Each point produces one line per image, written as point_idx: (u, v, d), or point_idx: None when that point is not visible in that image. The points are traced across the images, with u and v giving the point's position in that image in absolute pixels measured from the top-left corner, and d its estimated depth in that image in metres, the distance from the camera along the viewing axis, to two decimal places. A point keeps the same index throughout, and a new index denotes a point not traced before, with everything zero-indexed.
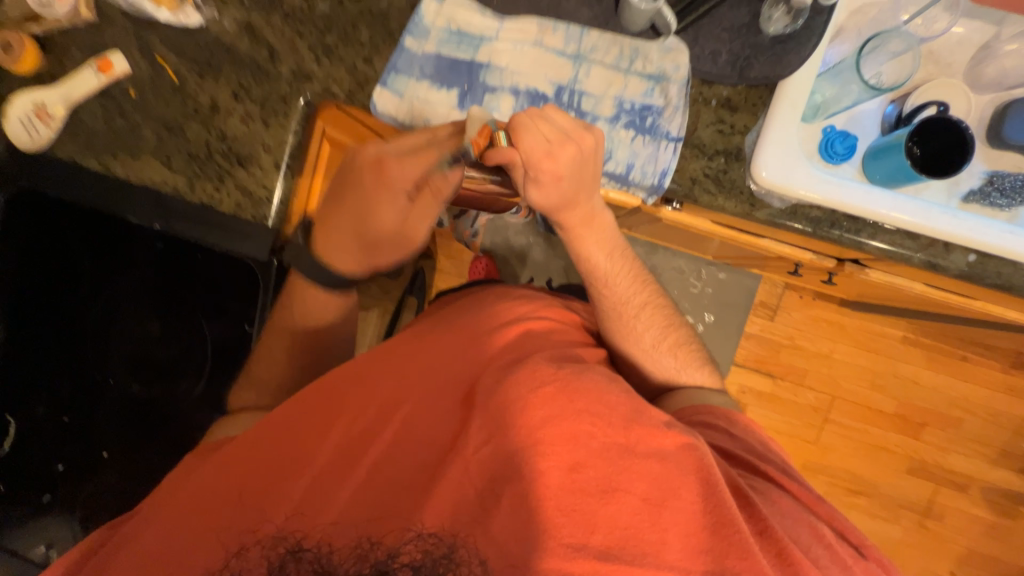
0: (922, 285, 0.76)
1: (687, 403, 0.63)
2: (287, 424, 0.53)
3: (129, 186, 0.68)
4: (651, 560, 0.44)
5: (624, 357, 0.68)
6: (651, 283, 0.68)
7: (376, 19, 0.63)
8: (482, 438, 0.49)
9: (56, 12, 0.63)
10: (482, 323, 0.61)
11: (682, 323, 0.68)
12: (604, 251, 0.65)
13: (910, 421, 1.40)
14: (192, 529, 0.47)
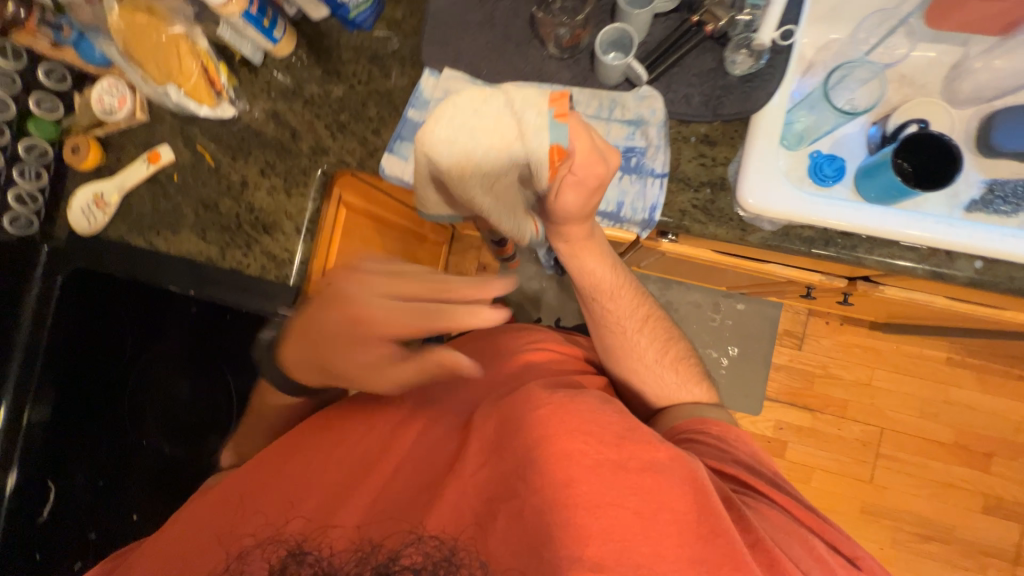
0: (944, 298, 0.74)
1: (680, 420, 0.62)
2: (305, 445, 0.56)
3: (169, 258, 0.76)
4: (644, 572, 0.43)
5: (626, 377, 0.67)
6: (650, 299, 0.68)
7: (383, 97, 0.72)
8: (477, 461, 0.50)
9: (116, 118, 0.74)
10: (484, 362, 0.62)
11: (679, 337, 0.69)
12: (606, 267, 0.64)
13: (973, 451, 1.28)
14: (210, 531, 0.50)
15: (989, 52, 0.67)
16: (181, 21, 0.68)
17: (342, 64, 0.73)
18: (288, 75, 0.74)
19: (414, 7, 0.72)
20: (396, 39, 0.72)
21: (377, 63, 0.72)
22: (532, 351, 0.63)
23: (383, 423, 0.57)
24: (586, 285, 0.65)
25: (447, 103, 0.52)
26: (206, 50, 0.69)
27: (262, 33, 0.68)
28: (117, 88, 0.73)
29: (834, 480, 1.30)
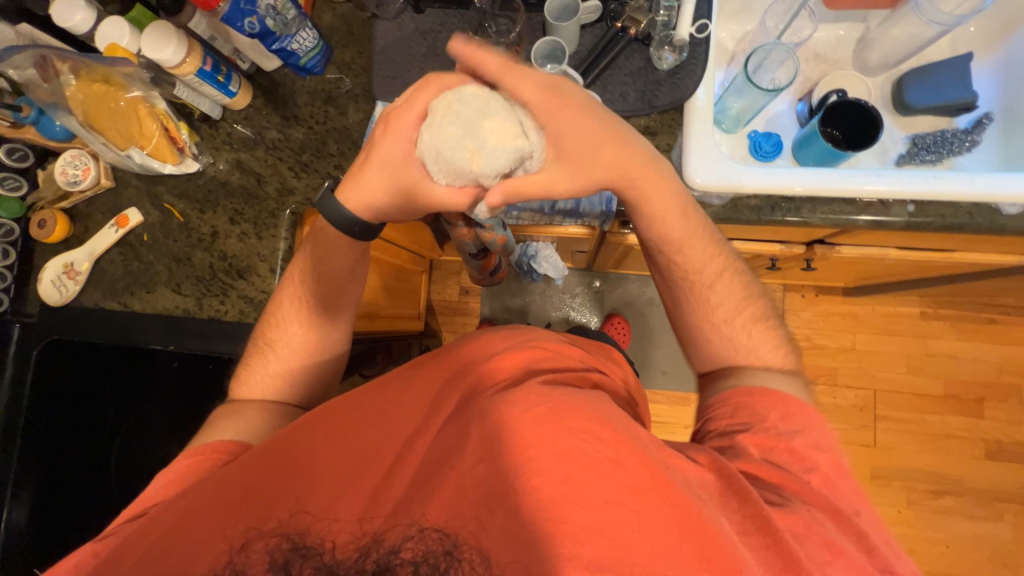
0: (896, 250, 0.79)
1: (740, 394, 0.55)
2: (299, 448, 0.50)
3: (147, 315, 0.76)
4: (639, 567, 0.40)
5: (704, 336, 0.61)
6: (726, 246, 0.62)
7: (342, 133, 0.75)
8: (476, 457, 0.44)
9: (81, 188, 0.76)
10: (476, 351, 0.56)
11: (757, 295, 0.62)
12: (676, 211, 0.58)
13: (964, 399, 1.31)
14: (193, 533, 0.45)
15: (886, 23, 0.74)
16: (139, 86, 0.70)
17: (298, 108, 0.77)
18: (248, 126, 0.77)
19: (362, 48, 0.76)
20: (348, 79, 0.76)
21: (332, 103, 0.76)
22: (533, 334, 0.58)
23: (377, 416, 0.52)
24: (653, 232, 0.59)
25: (454, 99, 0.51)
26: (165, 111, 0.72)
27: (217, 88, 0.71)
28: (80, 159, 0.75)
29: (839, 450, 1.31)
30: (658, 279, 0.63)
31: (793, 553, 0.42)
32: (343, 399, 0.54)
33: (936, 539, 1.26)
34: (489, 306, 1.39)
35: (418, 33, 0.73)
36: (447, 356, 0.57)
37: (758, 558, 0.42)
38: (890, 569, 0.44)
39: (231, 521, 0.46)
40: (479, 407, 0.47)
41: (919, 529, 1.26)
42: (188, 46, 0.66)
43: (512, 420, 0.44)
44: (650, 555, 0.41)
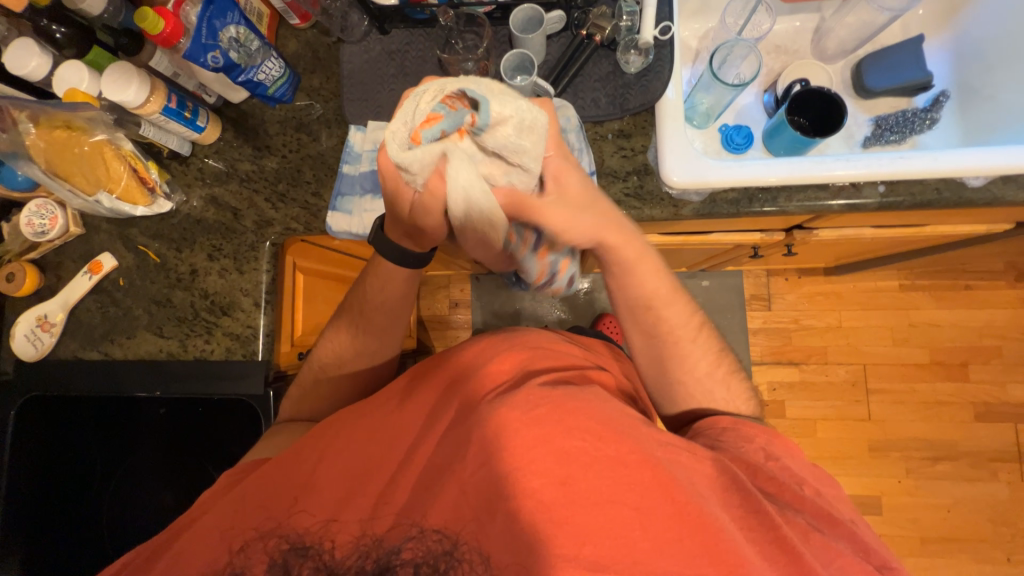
0: (871, 229, 0.81)
1: (728, 420, 0.59)
2: (304, 456, 0.51)
3: (130, 363, 0.74)
4: (642, 569, 0.41)
5: (680, 386, 0.65)
6: (700, 312, 0.67)
7: (317, 160, 0.74)
8: (478, 462, 0.46)
9: (50, 237, 0.74)
10: (477, 356, 0.59)
11: (731, 351, 0.68)
12: (658, 274, 0.63)
13: (950, 364, 1.34)
14: (200, 533, 0.47)
15: (839, 11, 0.77)
16: (103, 129, 0.67)
17: (270, 138, 0.76)
18: (220, 159, 0.76)
19: (329, 73, 0.76)
20: (318, 104, 0.75)
21: (304, 130, 0.75)
22: (527, 334, 0.62)
23: (374, 425, 0.54)
24: (636, 294, 0.63)
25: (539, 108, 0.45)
26: (132, 152, 0.70)
27: (185, 124, 0.70)
28: (46, 208, 0.73)
29: (838, 426, 1.33)
30: (642, 342, 0.66)
31: (793, 545, 0.44)
32: (346, 410, 0.57)
33: (937, 504, 1.28)
34: (482, 315, 1.39)
35: (386, 54, 0.73)
36: (445, 366, 0.59)
37: (759, 551, 0.44)
38: (884, 561, 0.47)
39: (234, 523, 0.47)
40: (479, 416, 0.49)
41: (921, 497, 1.29)
42: (151, 85, 0.65)
43: (514, 421, 0.46)
44: (652, 553, 0.42)
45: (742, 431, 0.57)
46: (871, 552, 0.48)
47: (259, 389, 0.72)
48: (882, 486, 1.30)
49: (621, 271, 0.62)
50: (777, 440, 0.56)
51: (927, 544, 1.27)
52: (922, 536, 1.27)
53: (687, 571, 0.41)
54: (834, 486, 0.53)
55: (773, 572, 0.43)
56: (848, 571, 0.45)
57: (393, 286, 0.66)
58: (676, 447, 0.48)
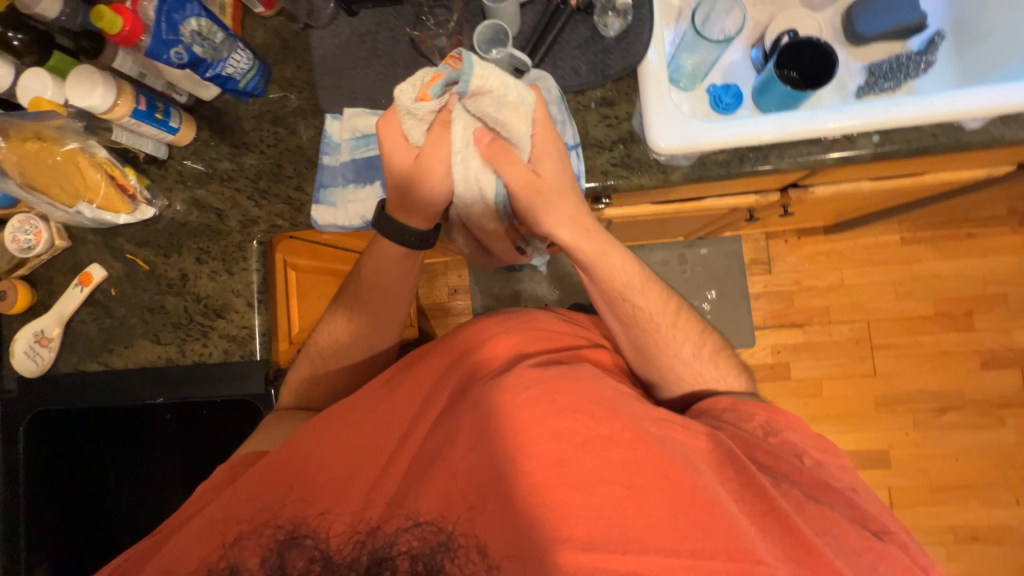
0: (869, 180, 0.79)
1: (727, 400, 0.60)
2: (304, 449, 0.51)
3: (131, 372, 0.74)
4: (636, 545, 0.43)
5: (671, 371, 0.65)
6: (677, 299, 0.68)
7: (297, 153, 0.73)
8: (467, 446, 0.47)
9: (37, 253, 0.73)
10: (468, 339, 0.59)
11: (712, 330, 0.68)
12: (627, 265, 0.64)
13: (954, 315, 1.33)
14: (200, 526, 0.48)
15: None
16: (73, 136, 0.66)
17: (247, 134, 0.74)
18: (198, 160, 0.75)
19: (301, 62, 0.73)
20: (292, 96, 0.73)
21: (280, 123, 0.73)
22: (513, 316, 0.62)
23: (371, 415, 0.54)
24: (610, 281, 0.63)
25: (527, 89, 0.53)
26: (107, 159, 0.69)
27: (157, 126, 0.68)
28: (30, 223, 0.72)
29: (843, 384, 1.33)
30: (623, 332, 0.66)
31: (790, 518, 0.46)
32: (343, 400, 0.56)
33: (944, 453, 1.29)
34: (482, 300, 1.38)
35: (357, 37, 0.70)
36: (444, 355, 0.59)
37: (756, 523, 0.46)
38: (883, 527, 0.49)
39: (229, 515, 0.48)
40: (473, 403, 0.50)
41: (928, 447, 1.30)
42: (117, 88, 0.63)
43: (508, 401, 0.48)
44: (647, 530, 0.44)
45: (742, 410, 0.59)
46: (871, 519, 0.50)
47: (260, 388, 0.73)
48: (890, 440, 1.31)
49: (589, 264, 0.63)
50: (776, 415, 0.58)
51: (936, 493, 1.28)
52: (931, 485, 1.29)
53: (680, 546, 0.43)
54: (836, 462, 0.55)
55: (772, 544, 0.44)
56: (845, 537, 0.47)
57: (389, 262, 0.67)
58: (670, 422, 0.50)
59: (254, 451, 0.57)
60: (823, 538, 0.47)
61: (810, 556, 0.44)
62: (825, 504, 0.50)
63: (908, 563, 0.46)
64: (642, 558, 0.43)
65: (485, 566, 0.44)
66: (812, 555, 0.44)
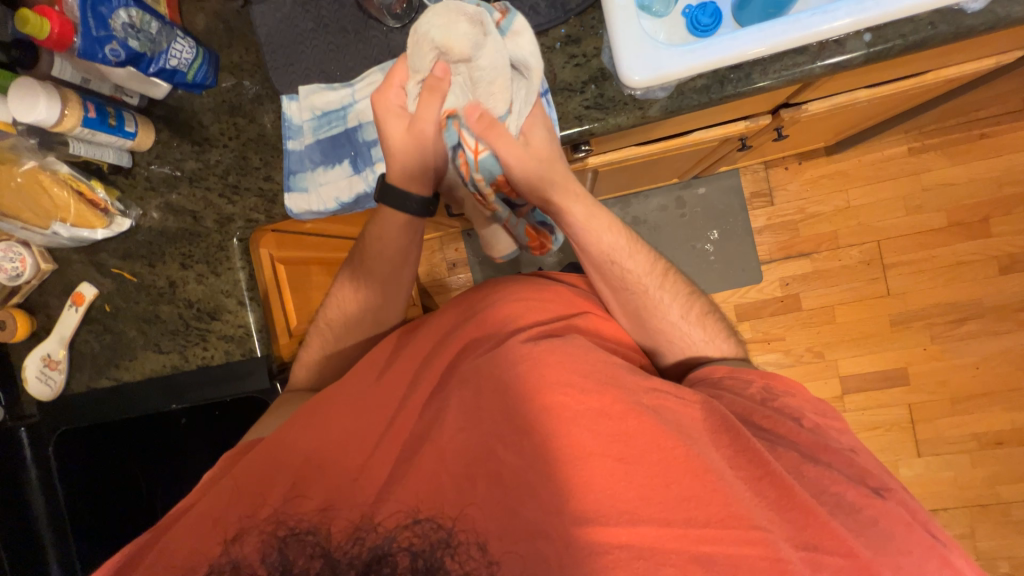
0: (865, 90, 0.74)
1: (725, 367, 0.60)
2: (303, 443, 0.52)
3: (140, 382, 0.75)
4: (627, 516, 0.43)
5: (661, 333, 0.64)
6: (665, 263, 0.66)
7: (260, 142, 0.70)
8: (456, 427, 0.49)
9: (26, 279, 0.73)
10: (456, 318, 0.62)
11: (700, 292, 0.67)
12: (613, 229, 0.63)
13: (969, 223, 1.28)
14: (200, 523, 0.48)
15: None
16: (30, 155, 0.64)
17: (207, 129, 0.71)
18: (164, 163, 0.72)
19: (247, 43, 0.69)
20: (247, 82, 0.70)
21: (238, 113, 0.70)
22: (507, 285, 0.64)
23: (366, 404, 0.55)
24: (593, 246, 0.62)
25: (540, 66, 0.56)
26: (70, 174, 0.68)
27: (113, 133, 0.66)
28: (12, 250, 0.71)
29: (856, 309, 1.31)
30: (610, 294, 0.64)
31: (783, 478, 0.45)
32: (340, 387, 0.57)
33: (964, 364, 1.28)
34: (482, 272, 1.37)
35: (299, 7, 0.66)
36: (441, 348, 0.59)
37: (747, 485, 0.46)
38: (880, 482, 0.48)
39: (228, 511, 0.48)
40: (463, 388, 0.51)
41: (947, 360, 1.28)
42: (61, 97, 0.60)
43: (500, 377, 0.50)
44: (638, 501, 0.44)
45: (739, 377, 0.58)
46: (867, 475, 0.48)
47: (266, 382, 0.74)
48: (907, 357, 1.29)
49: (576, 228, 0.62)
50: (774, 380, 0.57)
51: (958, 404, 1.28)
52: (952, 398, 1.28)
53: (672, 516, 0.43)
54: (830, 421, 0.54)
55: (764, 507, 0.44)
56: (842, 494, 0.46)
57: (390, 226, 0.65)
58: (665, 394, 0.50)
59: (252, 441, 0.58)
60: (819, 497, 0.47)
61: (805, 518, 0.44)
62: (823, 463, 0.49)
63: (902, 516, 0.45)
64: (634, 531, 0.43)
65: (484, 562, 0.44)
66: (807, 515, 0.44)
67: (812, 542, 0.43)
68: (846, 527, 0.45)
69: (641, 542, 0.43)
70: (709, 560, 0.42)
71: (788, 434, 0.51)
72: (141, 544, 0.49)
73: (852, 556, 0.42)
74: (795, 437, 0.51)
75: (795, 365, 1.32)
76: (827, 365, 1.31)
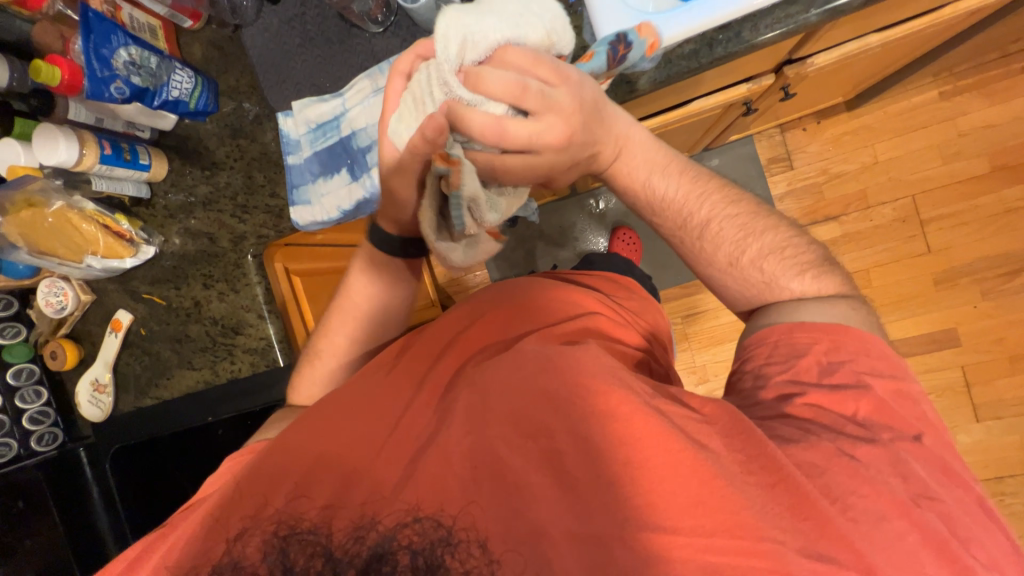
0: (877, 33, 0.69)
1: (786, 325, 0.55)
2: (310, 444, 0.54)
3: (179, 399, 0.79)
4: (636, 524, 0.43)
5: (718, 277, 0.62)
6: (715, 194, 0.62)
7: (263, 160, 0.74)
8: (464, 430, 0.50)
9: (70, 311, 0.78)
10: (463, 323, 0.65)
11: (766, 222, 0.62)
12: (654, 175, 0.61)
13: (1016, 165, 1.18)
14: (215, 528, 0.49)
15: None
16: (57, 195, 0.69)
17: (214, 153, 0.74)
18: (179, 191, 0.76)
19: (242, 66, 0.72)
20: (246, 104, 0.73)
21: (241, 135, 0.73)
22: (519, 293, 0.66)
23: (378, 408, 0.57)
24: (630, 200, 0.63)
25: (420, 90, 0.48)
26: (96, 210, 0.72)
27: (129, 167, 0.70)
28: (56, 286, 0.77)
29: (894, 270, 1.23)
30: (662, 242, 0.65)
31: (800, 485, 0.43)
32: (347, 391, 0.61)
33: (1021, 319, 1.18)
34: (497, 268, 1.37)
35: (285, 25, 0.68)
36: (457, 358, 0.61)
37: (763, 491, 0.43)
38: (926, 492, 0.44)
39: (240, 507, 0.50)
40: (476, 391, 0.52)
41: (1002, 316, 1.19)
42: (78, 139, 0.65)
43: (505, 380, 0.51)
44: (649, 505, 0.43)
45: (801, 338, 0.53)
46: (905, 480, 0.44)
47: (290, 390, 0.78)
48: (957, 316, 1.20)
49: (608, 181, 0.63)
50: (838, 342, 0.52)
51: (1018, 361, 1.18)
52: (1010, 355, 1.19)
53: (683, 523, 0.42)
54: None
55: (778, 514, 0.42)
56: (860, 503, 0.43)
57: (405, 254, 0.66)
58: (676, 403, 0.48)
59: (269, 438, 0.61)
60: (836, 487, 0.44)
61: (822, 529, 0.42)
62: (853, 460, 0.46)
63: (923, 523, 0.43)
64: (644, 537, 0.42)
65: (485, 561, 0.43)
66: (822, 527, 0.42)
67: (824, 555, 0.41)
68: (864, 536, 0.42)
69: (648, 545, 0.42)
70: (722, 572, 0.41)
71: (802, 405, 0.50)
72: (154, 536, 0.52)
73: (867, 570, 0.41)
74: (805, 417, 0.49)
75: None
76: None
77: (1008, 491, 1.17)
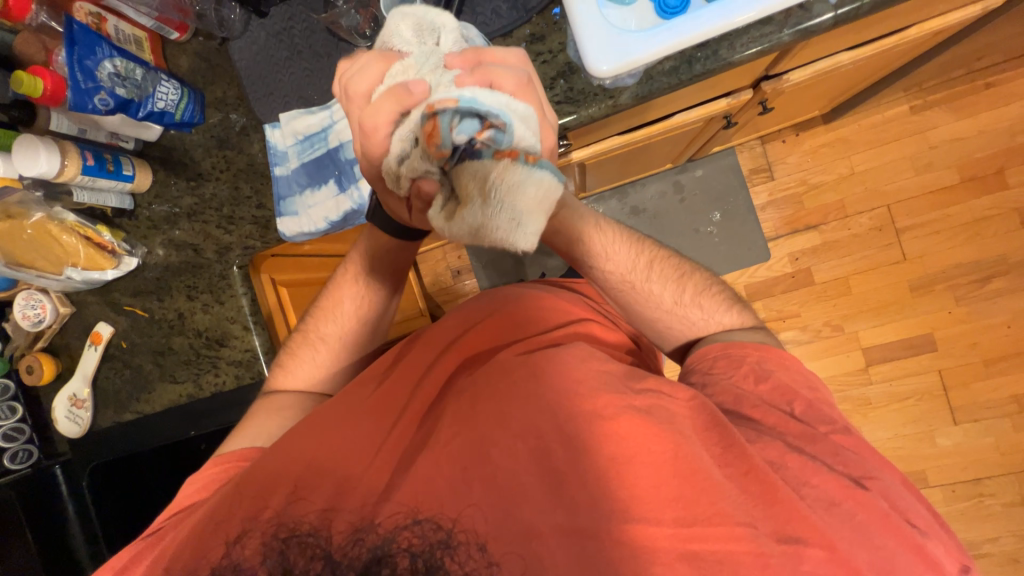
0: (848, 52, 0.72)
1: (719, 346, 0.59)
2: (307, 445, 0.53)
3: (160, 412, 0.78)
4: (617, 520, 0.43)
5: (654, 323, 0.65)
6: (650, 245, 0.67)
7: (250, 171, 0.73)
8: (454, 432, 0.50)
9: (49, 323, 0.76)
10: (457, 329, 0.66)
11: (696, 269, 0.67)
12: (595, 228, 0.65)
13: (984, 176, 1.23)
14: (199, 538, 0.48)
15: None
16: (37, 207, 0.69)
17: (199, 164, 0.74)
18: (162, 202, 0.75)
19: (229, 78, 0.72)
20: (233, 115, 0.72)
21: (227, 146, 0.73)
22: (512, 299, 0.67)
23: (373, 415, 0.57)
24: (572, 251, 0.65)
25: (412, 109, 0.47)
26: (77, 221, 0.71)
27: (112, 177, 0.69)
28: (34, 298, 0.75)
29: (872, 277, 1.27)
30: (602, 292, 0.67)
31: (768, 475, 0.44)
32: (348, 396, 0.60)
33: (994, 324, 1.22)
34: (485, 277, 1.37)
35: (273, 38, 0.68)
36: (448, 363, 0.62)
37: (739, 483, 0.44)
38: (863, 472, 0.46)
39: (229, 515, 0.49)
40: (469, 399, 0.53)
41: (975, 322, 1.23)
42: (60, 150, 0.64)
43: (496, 386, 0.52)
44: (632, 501, 0.43)
45: (734, 354, 0.57)
46: (853, 467, 0.46)
47: None
48: (933, 321, 1.24)
49: (549, 233, 0.65)
50: (769, 355, 0.56)
51: (992, 365, 1.22)
52: (984, 359, 1.22)
53: (665, 517, 0.43)
54: (825, 397, 0.53)
55: (751, 502, 0.43)
56: (824, 488, 0.44)
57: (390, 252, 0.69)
58: (657, 391, 0.49)
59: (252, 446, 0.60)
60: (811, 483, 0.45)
61: (790, 511, 0.42)
62: (809, 455, 0.47)
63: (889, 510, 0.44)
64: (626, 532, 0.43)
65: (485, 563, 0.43)
66: (789, 509, 0.43)
67: (797, 536, 0.42)
68: (825, 520, 0.43)
69: (631, 542, 0.42)
70: (699, 558, 0.41)
71: (779, 406, 0.51)
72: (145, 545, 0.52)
73: (831, 548, 0.41)
74: (782, 417, 0.51)
75: (813, 341, 1.28)
76: (847, 338, 1.27)
77: (986, 492, 1.20)
